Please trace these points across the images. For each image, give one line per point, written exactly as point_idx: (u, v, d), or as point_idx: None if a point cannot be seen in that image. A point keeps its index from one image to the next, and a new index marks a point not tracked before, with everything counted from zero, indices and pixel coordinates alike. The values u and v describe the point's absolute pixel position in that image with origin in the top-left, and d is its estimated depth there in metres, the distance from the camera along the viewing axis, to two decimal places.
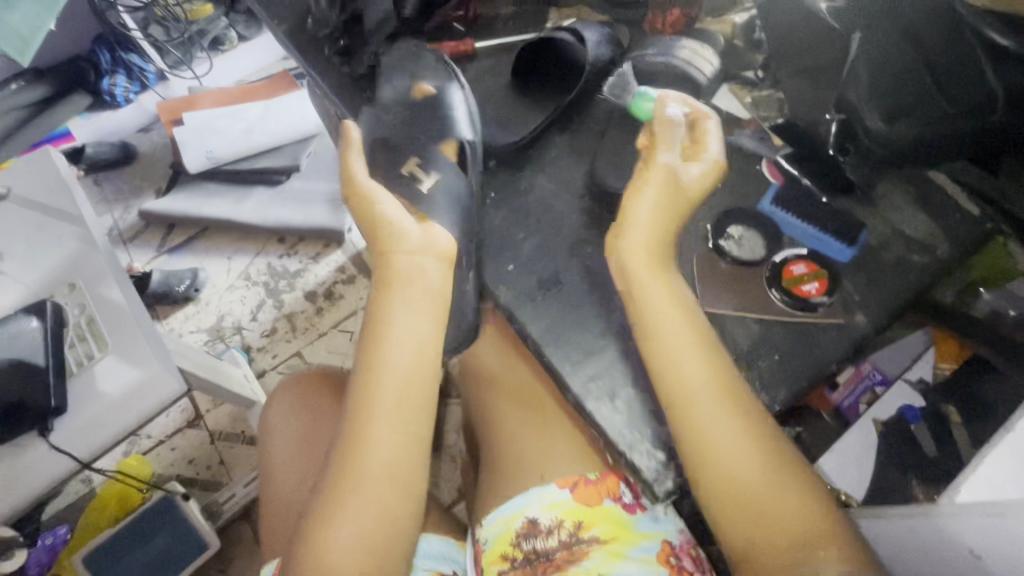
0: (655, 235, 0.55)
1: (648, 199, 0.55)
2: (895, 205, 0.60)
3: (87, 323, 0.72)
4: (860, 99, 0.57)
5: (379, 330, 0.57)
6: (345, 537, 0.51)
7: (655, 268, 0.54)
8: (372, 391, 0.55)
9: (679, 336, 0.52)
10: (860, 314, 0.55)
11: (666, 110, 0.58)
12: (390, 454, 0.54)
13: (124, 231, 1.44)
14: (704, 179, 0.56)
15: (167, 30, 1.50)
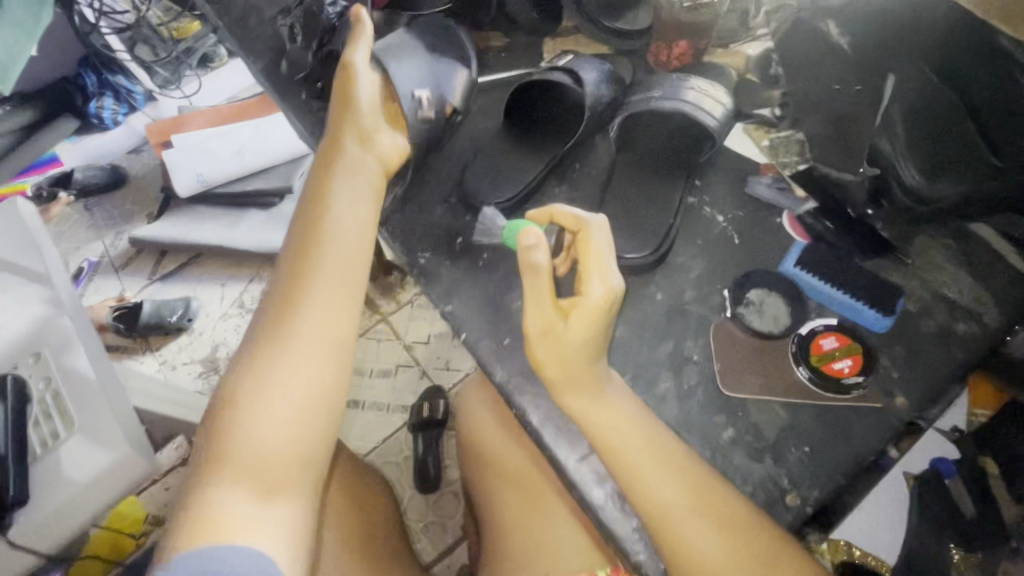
0: (563, 380, 0.46)
1: (538, 347, 0.46)
2: (933, 263, 0.54)
3: (52, 400, 0.66)
4: (891, 150, 0.51)
5: (326, 191, 0.51)
6: (266, 406, 0.42)
7: (579, 398, 0.46)
8: (310, 239, 0.48)
9: (648, 458, 0.44)
10: (900, 395, 0.49)
11: (533, 249, 0.46)
12: (315, 319, 0.45)
13: (115, 258, 1.37)
14: (591, 318, 0.45)
15: (155, 48, 1.42)
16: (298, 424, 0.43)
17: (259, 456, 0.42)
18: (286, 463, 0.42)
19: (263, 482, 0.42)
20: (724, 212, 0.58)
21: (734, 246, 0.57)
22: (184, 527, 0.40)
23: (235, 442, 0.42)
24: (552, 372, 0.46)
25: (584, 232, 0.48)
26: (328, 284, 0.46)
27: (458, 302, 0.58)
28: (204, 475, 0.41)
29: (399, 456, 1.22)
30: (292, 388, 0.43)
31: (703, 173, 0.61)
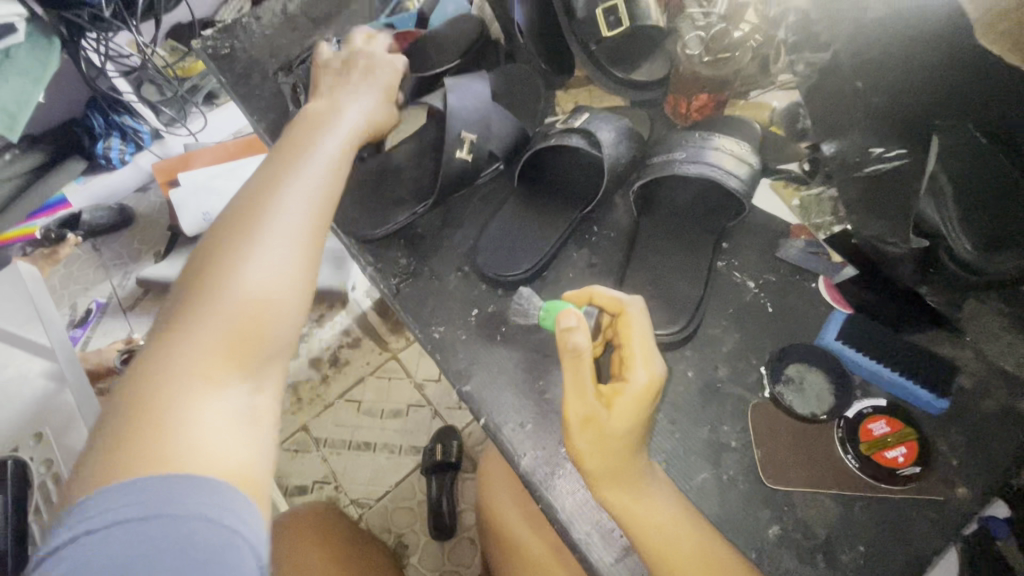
0: (601, 473, 0.40)
1: (576, 433, 0.40)
2: (986, 331, 0.50)
3: (54, 484, 0.64)
4: (943, 217, 0.46)
5: (315, 125, 0.53)
6: (256, 273, 0.40)
7: (623, 493, 0.40)
8: (298, 152, 0.49)
9: (701, 567, 0.38)
10: (961, 485, 0.45)
11: (573, 330, 0.40)
12: (304, 202, 0.45)
13: (123, 299, 1.36)
14: (636, 407, 0.39)
15: (160, 88, 1.40)
16: (282, 309, 0.41)
17: (248, 326, 0.39)
18: (267, 344, 0.40)
19: (246, 364, 0.38)
20: (754, 276, 0.55)
21: (768, 315, 0.53)
22: (144, 410, 0.34)
23: (214, 317, 0.38)
24: (593, 465, 0.40)
25: (622, 314, 0.45)
26: (314, 179, 0.47)
27: (477, 381, 0.54)
28: (172, 356, 0.36)
29: (411, 500, 1.18)
30: (282, 261, 0.41)
31: (730, 233, 0.58)
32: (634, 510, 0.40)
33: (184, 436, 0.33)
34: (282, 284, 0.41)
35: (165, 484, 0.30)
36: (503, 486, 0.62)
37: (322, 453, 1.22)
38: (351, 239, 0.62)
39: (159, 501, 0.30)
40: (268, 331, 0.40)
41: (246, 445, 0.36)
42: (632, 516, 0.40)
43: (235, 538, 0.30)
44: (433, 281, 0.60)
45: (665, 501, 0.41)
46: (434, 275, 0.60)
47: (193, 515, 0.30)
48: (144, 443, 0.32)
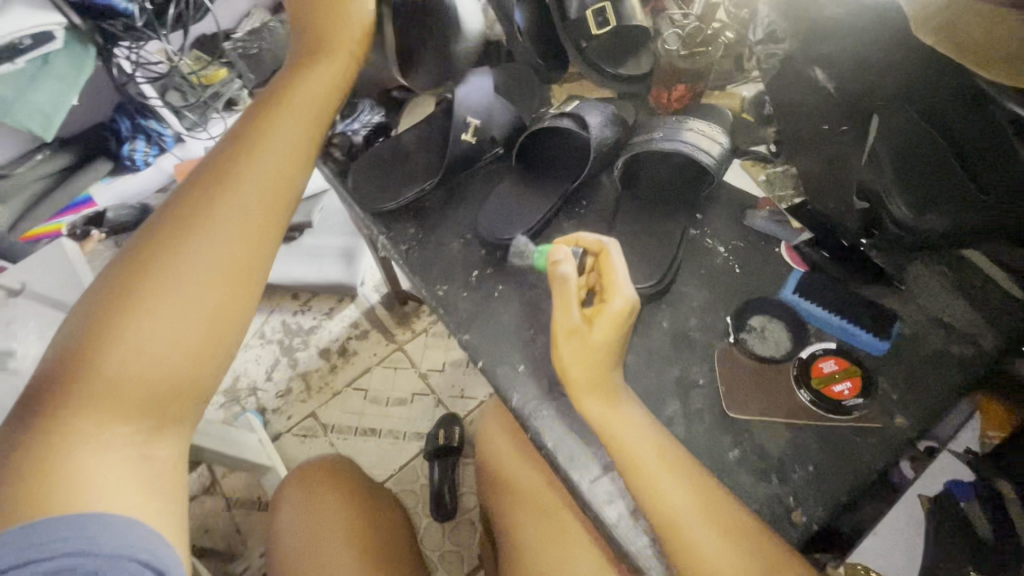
0: (583, 383, 0.48)
1: (564, 349, 0.49)
2: (930, 291, 0.56)
3: None
4: (882, 184, 0.53)
5: (247, 151, 0.55)
6: (162, 323, 0.45)
7: (602, 403, 0.47)
8: (223, 190, 0.52)
9: (659, 462, 0.45)
10: (899, 417, 0.51)
11: (561, 263, 0.50)
12: (217, 250, 0.49)
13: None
14: (614, 326, 0.48)
15: (184, 95, 1.49)
16: (187, 353, 0.46)
17: (146, 372, 0.44)
18: (171, 391, 0.45)
19: (150, 410, 0.45)
20: (724, 243, 0.62)
21: (735, 276, 0.60)
22: (47, 461, 0.40)
23: (117, 366, 0.43)
24: (577, 373, 0.48)
25: (604, 253, 0.52)
26: (236, 225, 0.51)
27: (475, 332, 0.61)
28: (74, 406, 0.42)
29: (415, 483, 1.24)
30: (190, 308, 0.47)
31: (703, 208, 0.65)
32: (606, 416, 0.47)
33: (71, 493, 0.39)
34: (193, 329, 0.46)
35: (44, 527, 0.37)
36: (499, 433, 0.68)
37: (330, 437, 1.29)
38: (364, 210, 0.69)
39: (48, 538, 0.37)
40: (174, 374, 0.45)
41: (144, 487, 0.43)
42: (614, 426, 0.47)
43: (121, 557, 0.38)
44: (439, 249, 0.67)
45: (630, 412, 0.48)
46: (439, 244, 0.67)
47: (72, 547, 0.37)
48: (41, 483, 0.39)
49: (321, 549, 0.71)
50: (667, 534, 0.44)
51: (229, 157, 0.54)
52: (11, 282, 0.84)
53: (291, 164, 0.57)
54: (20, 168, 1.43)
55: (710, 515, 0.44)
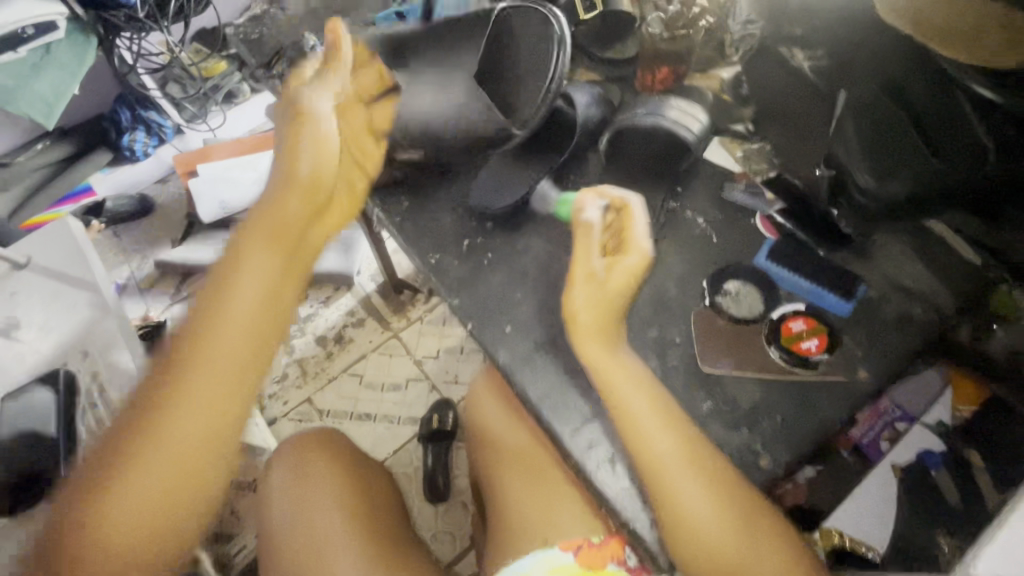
0: (591, 326, 0.52)
1: (582, 290, 0.54)
2: (894, 257, 0.60)
3: (100, 390, 0.76)
4: (849, 155, 0.57)
5: (228, 272, 0.53)
6: (125, 509, 0.47)
7: (603, 350, 0.52)
8: (208, 322, 0.50)
9: (648, 411, 0.49)
10: (863, 372, 0.54)
11: (587, 211, 0.57)
12: (205, 403, 0.49)
13: (141, 281, 1.48)
14: (630, 276, 0.54)
15: (184, 87, 1.56)
16: (168, 537, 0.49)
17: (127, 543, 0.48)
18: (163, 544, 0.49)
19: (149, 559, 0.49)
20: (703, 214, 0.65)
21: (713, 245, 0.63)
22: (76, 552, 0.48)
23: (114, 517, 0.47)
24: (586, 316, 0.53)
25: (626, 209, 0.57)
26: (223, 361, 0.50)
27: (464, 297, 0.64)
28: (88, 534, 0.47)
29: (409, 466, 1.26)
30: (181, 455, 0.48)
31: (684, 183, 0.68)
32: (603, 359, 0.52)
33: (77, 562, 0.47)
34: (179, 475, 0.48)
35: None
36: (488, 398, 0.71)
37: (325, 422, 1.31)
38: None
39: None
40: (150, 552, 0.49)
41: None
42: (615, 369, 0.51)
43: None
44: (434, 222, 0.70)
45: (622, 363, 0.52)
46: (431, 216, 0.70)
47: None
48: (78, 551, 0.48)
49: (313, 507, 0.74)
50: (652, 478, 0.48)
51: (209, 291, 0.52)
52: (15, 255, 0.82)
53: (277, 300, 0.54)
54: (21, 157, 1.51)
55: (696, 467, 0.48)
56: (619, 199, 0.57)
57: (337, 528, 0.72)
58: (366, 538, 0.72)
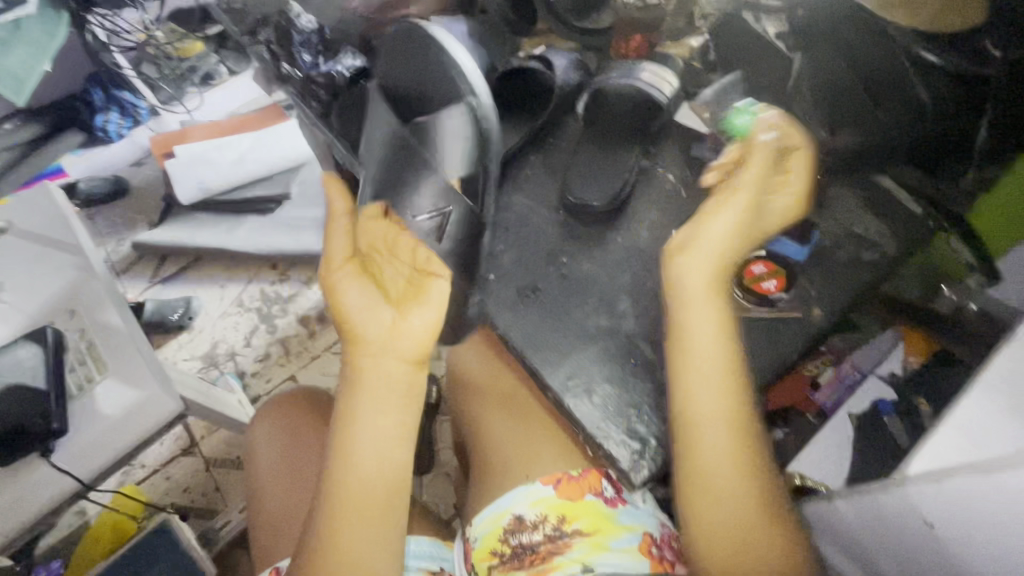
0: (726, 256, 0.57)
1: (732, 214, 0.57)
2: (845, 209, 0.63)
3: (88, 347, 0.75)
4: (806, 115, 0.65)
5: (349, 403, 0.59)
6: None
7: (718, 280, 0.57)
8: (346, 465, 0.58)
9: (711, 359, 0.55)
10: (817, 309, 0.59)
11: (766, 135, 0.60)
12: (365, 531, 0.57)
13: (117, 261, 1.46)
14: (781, 214, 0.60)
15: (159, 67, 1.59)
16: None
17: None
18: None
19: None
20: (674, 172, 0.70)
21: (682, 199, 0.67)
22: None
23: None
24: (726, 242, 0.57)
25: (795, 151, 0.60)
26: (372, 504, 0.57)
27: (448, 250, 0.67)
28: None
29: None
30: None
31: (657, 142, 0.71)
32: (693, 286, 0.56)
33: None
34: None
35: None
36: (470, 349, 0.74)
37: None
38: (347, 144, 0.78)
39: None
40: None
41: None
42: (705, 303, 0.56)
43: None
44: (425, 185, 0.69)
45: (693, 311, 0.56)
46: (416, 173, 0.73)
47: None
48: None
49: (303, 456, 0.76)
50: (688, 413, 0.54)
51: (339, 433, 0.59)
52: None
53: (400, 440, 0.59)
54: None
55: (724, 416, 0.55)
56: (794, 136, 0.60)
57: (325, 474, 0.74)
58: None
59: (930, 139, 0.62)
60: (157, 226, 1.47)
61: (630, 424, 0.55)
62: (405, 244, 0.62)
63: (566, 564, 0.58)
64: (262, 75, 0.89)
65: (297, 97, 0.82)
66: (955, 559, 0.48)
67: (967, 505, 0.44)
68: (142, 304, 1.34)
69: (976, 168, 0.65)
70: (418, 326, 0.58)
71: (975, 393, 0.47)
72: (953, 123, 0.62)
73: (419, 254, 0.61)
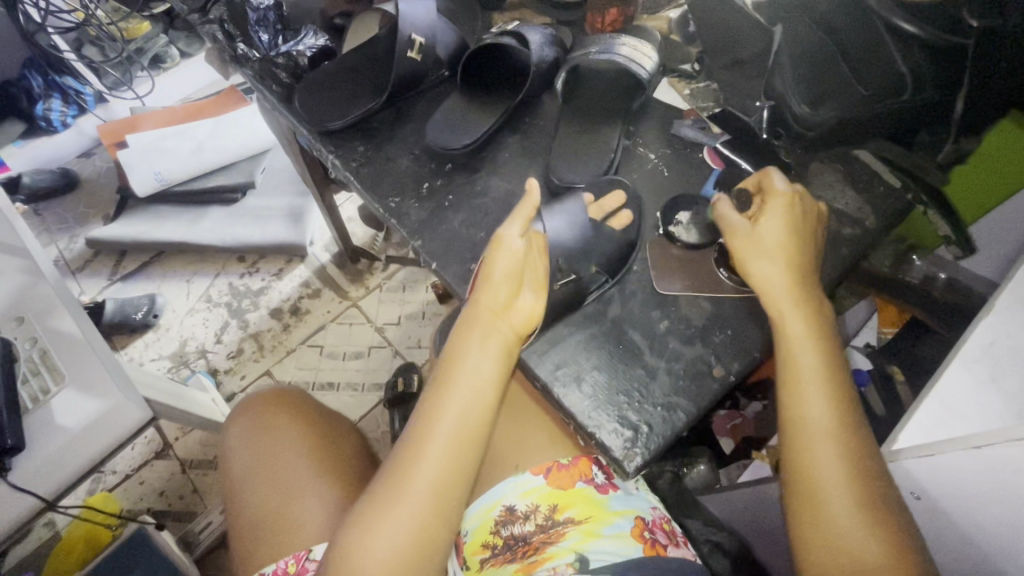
0: (764, 276, 0.52)
1: (755, 253, 0.53)
2: (826, 183, 0.64)
3: (40, 356, 0.69)
4: (785, 86, 0.65)
5: (455, 347, 0.53)
6: (373, 555, 0.45)
7: (792, 291, 0.51)
8: (431, 403, 0.50)
9: (816, 372, 0.49)
10: None
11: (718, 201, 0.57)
12: (442, 472, 0.48)
13: (71, 260, 1.38)
14: (785, 219, 0.54)
15: (103, 50, 1.50)
16: None
17: None
18: None
19: None
20: (655, 150, 0.68)
21: (664, 179, 0.66)
22: None
23: None
24: (755, 265, 0.53)
25: (767, 178, 0.57)
26: (449, 447, 0.48)
27: (426, 238, 0.64)
28: None
29: (376, 431, 1.21)
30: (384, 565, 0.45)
31: (636, 122, 0.70)
32: (763, 283, 0.53)
33: None
34: (404, 550, 0.46)
35: None
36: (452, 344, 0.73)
37: None
38: (312, 129, 0.71)
39: None
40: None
41: None
42: (796, 306, 0.51)
43: None
44: (442, 184, 0.67)
45: (798, 326, 0.50)
46: (391, 158, 0.69)
47: None
48: None
49: (277, 455, 0.73)
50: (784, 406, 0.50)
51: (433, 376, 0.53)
52: None
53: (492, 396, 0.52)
54: None
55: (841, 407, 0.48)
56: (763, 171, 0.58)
57: (302, 472, 0.72)
58: (334, 480, 0.72)
59: (905, 112, 0.60)
60: (113, 221, 1.38)
61: (621, 412, 0.54)
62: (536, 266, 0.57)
63: (561, 553, 0.57)
64: (215, 57, 0.81)
65: (254, 79, 0.75)
66: (944, 530, 0.48)
67: (958, 478, 0.44)
68: (102, 304, 1.27)
69: (955, 140, 0.60)
70: (526, 301, 0.55)
71: (956, 365, 0.51)
72: (929, 96, 0.58)
73: (539, 280, 0.57)
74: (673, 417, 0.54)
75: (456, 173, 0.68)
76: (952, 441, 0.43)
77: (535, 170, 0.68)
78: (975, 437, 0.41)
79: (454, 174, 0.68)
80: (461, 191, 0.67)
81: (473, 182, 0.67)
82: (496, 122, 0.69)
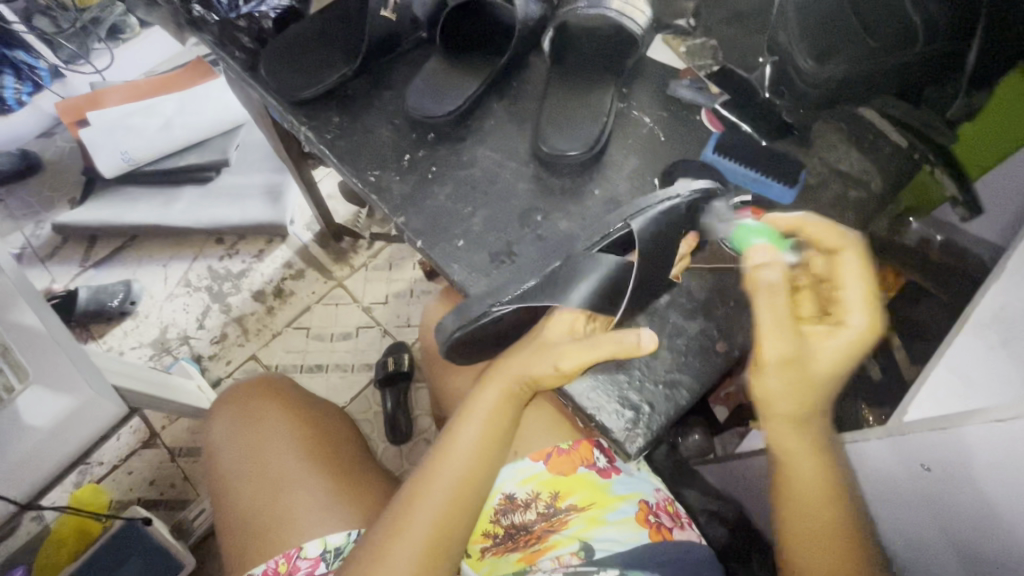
0: (799, 395, 0.51)
1: (781, 371, 0.50)
2: (829, 144, 0.61)
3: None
4: (789, 41, 0.60)
5: (467, 407, 0.55)
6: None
7: (801, 396, 0.51)
8: (442, 451, 0.54)
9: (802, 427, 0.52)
10: None
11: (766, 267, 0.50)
12: (447, 513, 0.51)
13: (39, 248, 1.31)
14: (848, 346, 0.51)
15: (55, 19, 1.40)
16: None
17: None
18: None
19: None
20: (650, 113, 0.64)
21: (661, 143, 0.63)
22: None
23: None
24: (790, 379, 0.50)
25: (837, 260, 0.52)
26: (452, 492, 0.52)
27: (411, 214, 0.60)
28: None
29: (368, 412, 1.19)
30: None
31: (629, 83, 0.66)
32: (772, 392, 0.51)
33: None
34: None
35: None
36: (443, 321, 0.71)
37: None
38: (282, 100, 0.66)
39: None
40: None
41: None
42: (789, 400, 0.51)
43: None
44: (425, 154, 0.63)
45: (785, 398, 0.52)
46: (370, 128, 0.64)
47: None
48: None
49: (266, 455, 0.70)
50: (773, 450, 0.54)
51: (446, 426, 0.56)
52: None
53: (494, 450, 0.54)
54: None
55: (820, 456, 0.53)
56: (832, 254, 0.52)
57: (292, 467, 0.69)
58: (327, 474, 0.69)
59: (918, 65, 0.56)
60: (80, 205, 1.31)
61: (622, 392, 0.52)
62: (545, 368, 0.52)
63: (564, 542, 0.56)
64: (172, 20, 0.74)
65: (215, 46, 0.69)
66: (947, 502, 0.47)
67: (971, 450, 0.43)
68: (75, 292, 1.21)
69: (968, 93, 0.57)
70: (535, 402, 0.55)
71: (967, 330, 0.49)
72: (940, 46, 0.54)
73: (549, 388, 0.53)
74: (675, 395, 0.52)
75: (439, 143, 0.63)
76: (974, 414, 0.41)
77: (523, 137, 0.63)
78: (999, 410, 0.40)
79: (438, 144, 0.63)
80: (446, 161, 0.62)
81: (458, 151, 0.63)
82: (480, 87, 0.64)
